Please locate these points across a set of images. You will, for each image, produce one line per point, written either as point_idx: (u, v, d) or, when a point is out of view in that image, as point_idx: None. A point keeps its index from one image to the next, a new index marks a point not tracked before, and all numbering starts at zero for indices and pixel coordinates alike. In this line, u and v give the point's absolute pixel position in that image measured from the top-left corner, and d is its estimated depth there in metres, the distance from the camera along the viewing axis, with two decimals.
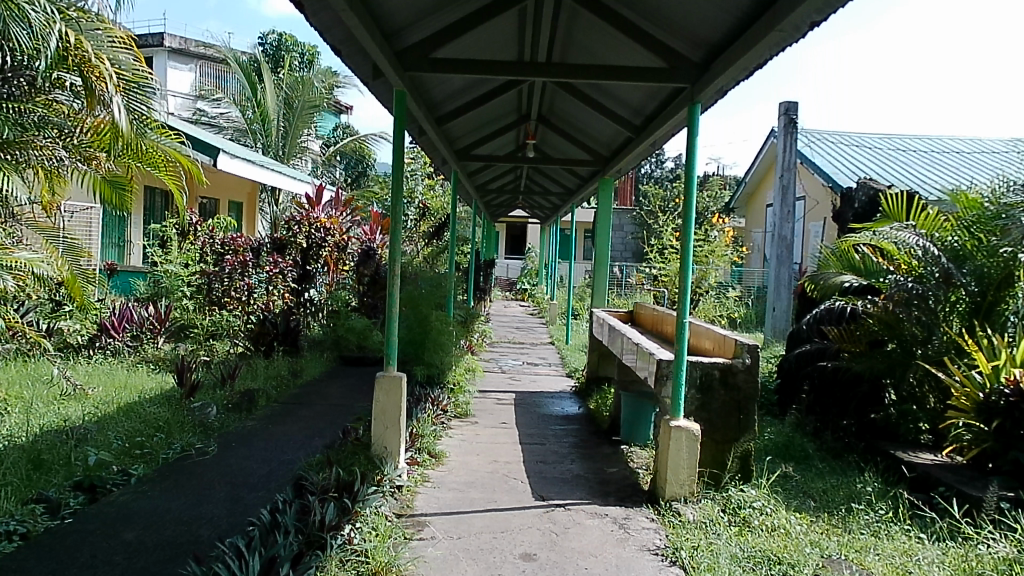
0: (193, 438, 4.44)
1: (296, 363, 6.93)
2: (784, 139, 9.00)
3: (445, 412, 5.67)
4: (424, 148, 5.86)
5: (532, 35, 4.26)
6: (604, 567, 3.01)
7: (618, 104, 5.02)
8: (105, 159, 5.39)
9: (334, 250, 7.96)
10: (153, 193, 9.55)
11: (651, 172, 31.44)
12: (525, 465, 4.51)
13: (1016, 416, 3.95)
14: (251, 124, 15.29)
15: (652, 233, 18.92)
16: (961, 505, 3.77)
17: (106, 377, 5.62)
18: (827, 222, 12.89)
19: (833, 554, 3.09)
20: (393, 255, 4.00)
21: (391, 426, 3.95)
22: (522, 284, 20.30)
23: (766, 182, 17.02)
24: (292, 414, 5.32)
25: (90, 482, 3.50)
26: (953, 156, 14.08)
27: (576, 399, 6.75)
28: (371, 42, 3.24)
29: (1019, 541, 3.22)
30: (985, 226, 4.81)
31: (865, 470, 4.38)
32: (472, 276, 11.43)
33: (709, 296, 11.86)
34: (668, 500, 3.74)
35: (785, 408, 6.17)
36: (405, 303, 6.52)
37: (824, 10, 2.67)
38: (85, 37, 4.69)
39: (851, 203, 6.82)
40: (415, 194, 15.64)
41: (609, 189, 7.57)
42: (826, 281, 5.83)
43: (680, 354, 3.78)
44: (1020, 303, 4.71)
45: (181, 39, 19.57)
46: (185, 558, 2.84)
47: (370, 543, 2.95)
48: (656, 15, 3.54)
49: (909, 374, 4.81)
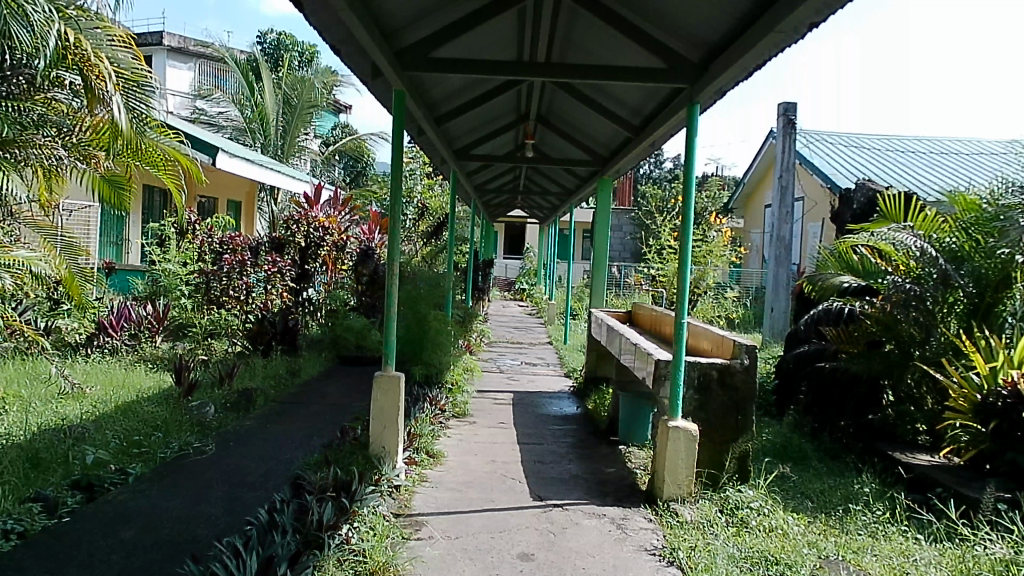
0: (191, 437, 4.44)
1: (294, 362, 6.92)
2: (783, 140, 9.01)
3: (443, 411, 5.67)
4: (423, 148, 5.86)
5: (532, 35, 4.26)
6: (602, 567, 3.01)
7: (617, 104, 5.02)
8: (104, 158, 5.40)
9: (333, 249, 8.08)
10: (151, 192, 9.54)
11: (650, 173, 31.45)
12: (524, 465, 4.51)
13: (1014, 417, 3.95)
14: (250, 124, 15.26)
15: (651, 233, 18.92)
16: (959, 506, 3.78)
17: (104, 376, 5.62)
18: (826, 222, 12.90)
19: (830, 554, 3.10)
20: (393, 254, 4.00)
21: (389, 425, 3.95)
22: (521, 284, 20.30)
23: (765, 182, 17.03)
24: (290, 413, 5.32)
25: (88, 481, 3.50)
26: (952, 157, 14.11)
27: (575, 399, 6.76)
28: (370, 41, 3.24)
29: (1016, 542, 3.23)
30: (984, 227, 4.82)
31: (863, 471, 4.39)
32: (471, 276, 11.41)
33: (707, 297, 11.88)
34: (666, 500, 3.74)
35: (784, 408, 6.17)
36: (404, 303, 6.51)
37: (823, 11, 2.68)
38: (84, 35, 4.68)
39: (850, 204, 6.82)
40: (414, 194, 15.63)
41: (608, 189, 7.56)
42: (825, 281, 5.84)
43: (678, 355, 3.78)
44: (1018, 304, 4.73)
45: (180, 38, 19.56)
46: (183, 557, 2.84)
47: (368, 542, 2.95)
48: (655, 15, 3.54)
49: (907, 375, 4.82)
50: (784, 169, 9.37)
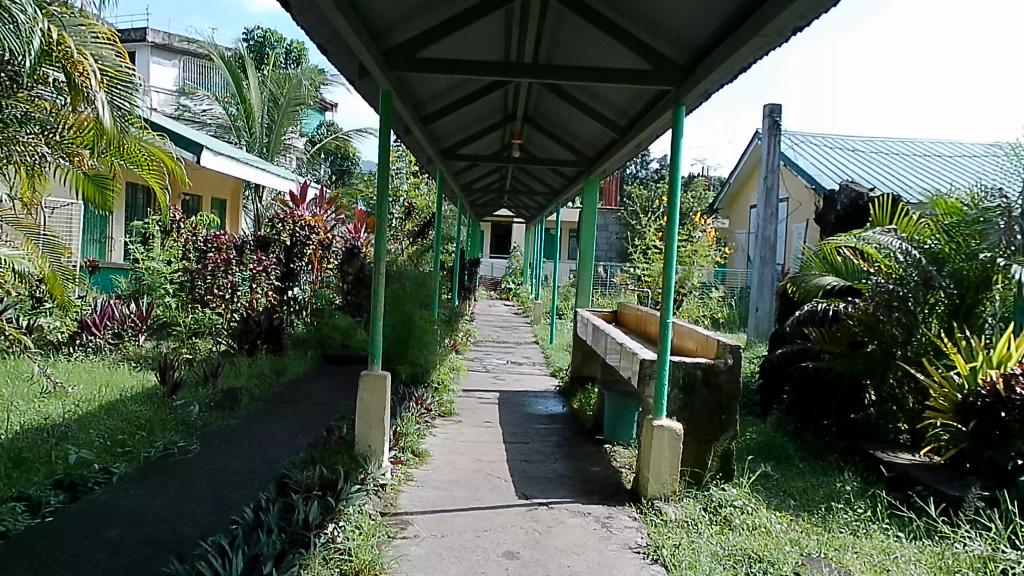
0: (176, 436, 4.43)
1: (279, 361, 6.90)
2: (768, 140, 9.02)
3: (429, 410, 5.67)
4: (410, 148, 5.87)
5: (519, 36, 4.27)
6: (587, 565, 3.03)
7: (603, 105, 5.04)
8: (89, 155, 5.39)
9: (318, 248, 8.09)
10: (134, 189, 9.49)
11: (637, 174, 31.64)
12: (509, 464, 4.53)
13: (993, 416, 4.01)
14: (235, 121, 15.28)
15: (636, 233, 18.99)
16: (939, 504, 3.83)
17: (87, 375, 5.58)
18: (811, 223, 13.00)
19: (812, 552, 3.12)
20: (379, 253, 3.95)
21: (375, 424, 3.94)
22: (507, 283, 20.37)
23: (749, 183, 17.10)
24: (274, 412, 5.31)
25: (70, 480, 3.49)
26: (934, 159, 14.24)
27: (560, 399, 6.77)
28: (358, 42, 3.25)
29: (994, 540, 3.27)
30: (964, 230, 4.87)
31: (845, 470, 4.43)
32: (457, 273, 11.33)
33: (692, 296, 11.99)
34: (650, 499, 3.76)
35: (767, 408, 6.22)
36: (389, 301, 6.53)
37: (806, 16, 2.71)
38: (68, 32, 4.69)
39: (833, 205, 6.83)
40: (401, 193, 15.61)
41: (594, 189, 7.60)
42: (809, 283, 5.82)
43: (664, 354, 3.81)
44: (997, 306, 4.83)
45: (165, 35, 19.45)
46: (168, 556, 2.83)
47: (354, 541, 2.95)
48: (643, 17, 3.56)
49: (889, 375, 4.85)
50: (772, 171, 9.08)
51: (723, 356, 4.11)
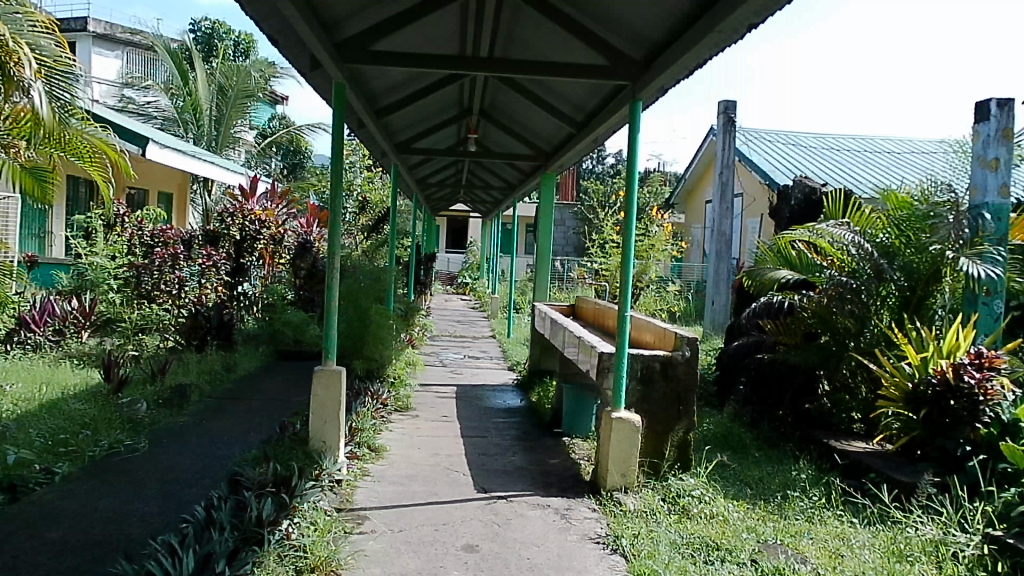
0: (123, 434, 4.33)
1: (230, 357, 6.79)
2: (722, 137, 9.22)
3: (385, 406, 5.64)
4: (365, 143, 5.81)
5: (475, 30, 4.26)
6: (546, 557, 3.04)
7: (559, 100, 5.05)
8: (25, 148, 5.22)
9: (270, 243, 8.01)
10: (76, 183, 9.22)
11: (603, 168, 31.55)
12: (467, 457, 4.53)
13: (942, 405, 4.10)
14: (182, 114, 14.96)
15: (593, 228, 19.07)
16: (891, 490, 3.93)
17: (28, 374, 5.42)
18: (765, 218, 13.22)
19: (769, 538, 3.19)
20: (331, 248, 3.91)
21: (329, 420, 3.90)
22: (464, 279, 20.23)
23: (705, 177, 17.29)
24: (225, 409, 5.21)
25: (10, 481, 3.39)
26: (884, 156, 14.57)
27: (518, 391, 6.81)
28: (307, 33, 3.21)
29: (944, 524, 3.36)
30: (915, 225, 4.99)
31: (800, 458, 4.53)
32: (416, 268, 11.28)
33: (648, 290, 12.13)
34: (608, 490, 3.79)
35: (723, 399, 6.32)
36: (345, 297, 6.45)
37: (762, 13, 2.76)
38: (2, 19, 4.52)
39: (788, 201, 6.95)
40: (354, 186, 15.48)
41: (552, 184, 7.63)
42: (764, 276, 5.87)
43: (623, 345, 3.83)
44: (947, 297, 4.97)
45: (108, 24, 18.86)
46: (117, 556, 2.77)
47: (308, 538, 2.92)
48: (600, 13, 3.57)
49: (842, 366, 4.95)
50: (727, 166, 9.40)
51: (686, 349, 4.09)
